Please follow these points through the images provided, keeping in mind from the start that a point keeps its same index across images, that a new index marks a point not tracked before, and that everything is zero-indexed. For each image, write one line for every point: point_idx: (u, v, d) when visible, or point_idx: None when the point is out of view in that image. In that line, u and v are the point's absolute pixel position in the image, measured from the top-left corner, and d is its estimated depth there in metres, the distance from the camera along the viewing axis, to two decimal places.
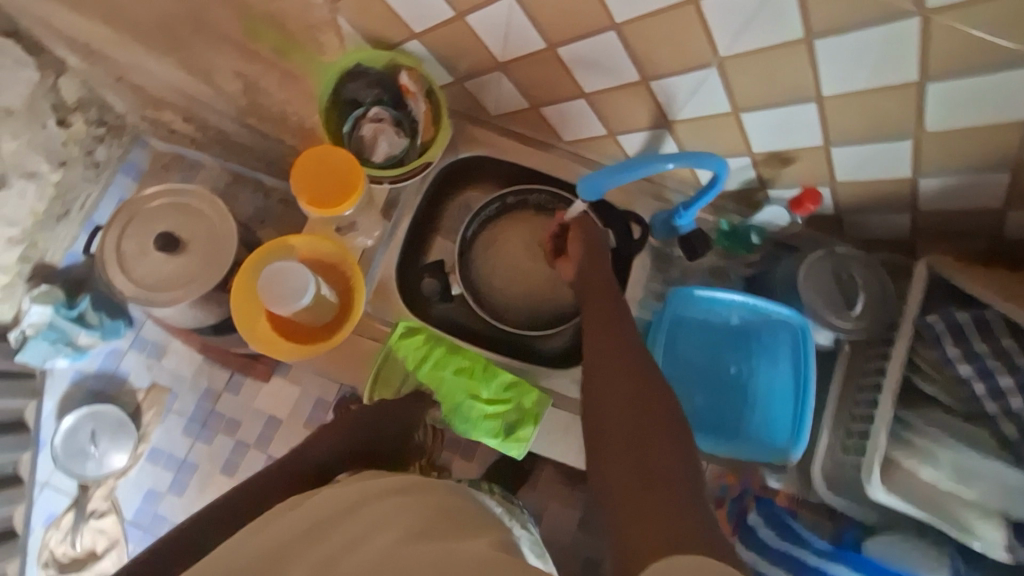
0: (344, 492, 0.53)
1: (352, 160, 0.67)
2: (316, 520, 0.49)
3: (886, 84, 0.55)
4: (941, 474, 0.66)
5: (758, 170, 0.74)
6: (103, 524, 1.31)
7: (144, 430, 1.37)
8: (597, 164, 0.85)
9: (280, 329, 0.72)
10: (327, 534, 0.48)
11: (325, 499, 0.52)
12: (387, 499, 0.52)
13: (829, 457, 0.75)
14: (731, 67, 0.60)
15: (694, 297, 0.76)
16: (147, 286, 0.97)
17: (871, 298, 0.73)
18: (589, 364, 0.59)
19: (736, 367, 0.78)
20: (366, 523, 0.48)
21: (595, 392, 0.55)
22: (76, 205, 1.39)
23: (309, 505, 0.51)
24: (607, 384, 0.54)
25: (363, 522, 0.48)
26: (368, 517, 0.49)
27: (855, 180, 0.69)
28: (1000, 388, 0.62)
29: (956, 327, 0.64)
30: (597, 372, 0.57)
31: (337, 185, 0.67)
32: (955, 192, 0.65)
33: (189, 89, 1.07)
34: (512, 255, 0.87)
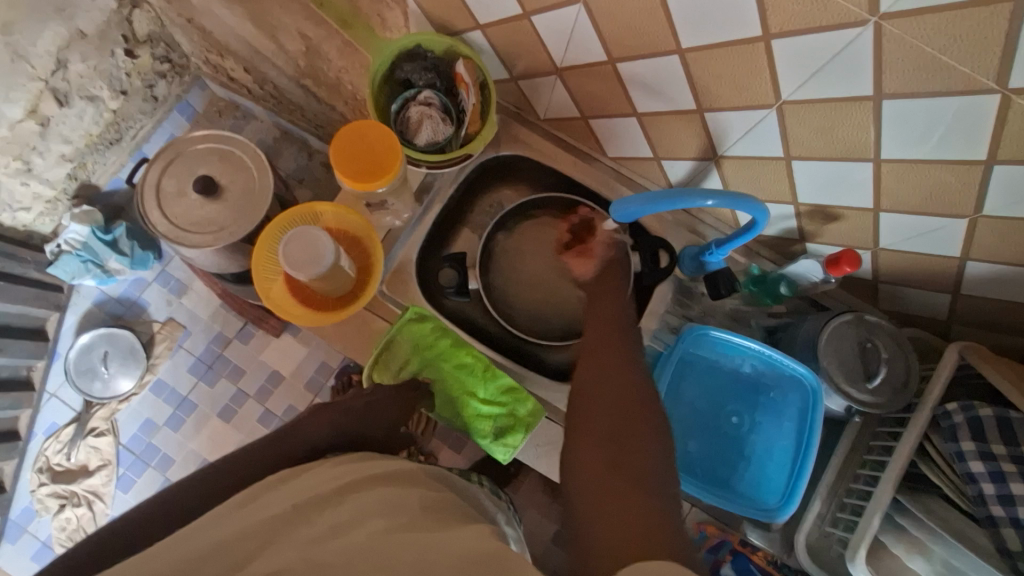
0: (334, 474, 0.55)
1: (392, 139, 0.66)
2: (302, 501, 0.50)
3: (950, 158, 0.53)
4: (930, 569, 0.64)
5: (800, 222, 0.72)
6: (99, 443, 1.35)
7: (153, 362, 1.40)
8: (637, 184, 0.84)
9: (295, 294, 0.73)
10: (315, 516, 0.48)
11: (313, 480, 0.53)
12: (372, 485, 0.52)
13: (815, 527, 0.73)
14: (790, 112, 0.58)
15: (709, 338, 0.75)
16: (178, 225, 0.99)
17: (892, 374, 0.70)
18: (580, 394, 0.57)
19: (738, 418, 0.76)
20: (345, 507, 0.49)
21: (582, 424, 0.53)
22: (128, 134, 1.43)
23: (296, 487, 0.52)
24: (601, 422, 0.53)
25: (347, 506, 0.49)
26: (351, 500, 0.50)
27: (898, 251, 0.67)
28: (1010, 494, 0.57)
29: (975, 422, 0.61)
30: (591, 405, 0.55)
31: (372, 161, 0.66)
32: (1003, 281, 0.62)
33: (252, 41, 1.09)
34: (535, 263, 0.86)
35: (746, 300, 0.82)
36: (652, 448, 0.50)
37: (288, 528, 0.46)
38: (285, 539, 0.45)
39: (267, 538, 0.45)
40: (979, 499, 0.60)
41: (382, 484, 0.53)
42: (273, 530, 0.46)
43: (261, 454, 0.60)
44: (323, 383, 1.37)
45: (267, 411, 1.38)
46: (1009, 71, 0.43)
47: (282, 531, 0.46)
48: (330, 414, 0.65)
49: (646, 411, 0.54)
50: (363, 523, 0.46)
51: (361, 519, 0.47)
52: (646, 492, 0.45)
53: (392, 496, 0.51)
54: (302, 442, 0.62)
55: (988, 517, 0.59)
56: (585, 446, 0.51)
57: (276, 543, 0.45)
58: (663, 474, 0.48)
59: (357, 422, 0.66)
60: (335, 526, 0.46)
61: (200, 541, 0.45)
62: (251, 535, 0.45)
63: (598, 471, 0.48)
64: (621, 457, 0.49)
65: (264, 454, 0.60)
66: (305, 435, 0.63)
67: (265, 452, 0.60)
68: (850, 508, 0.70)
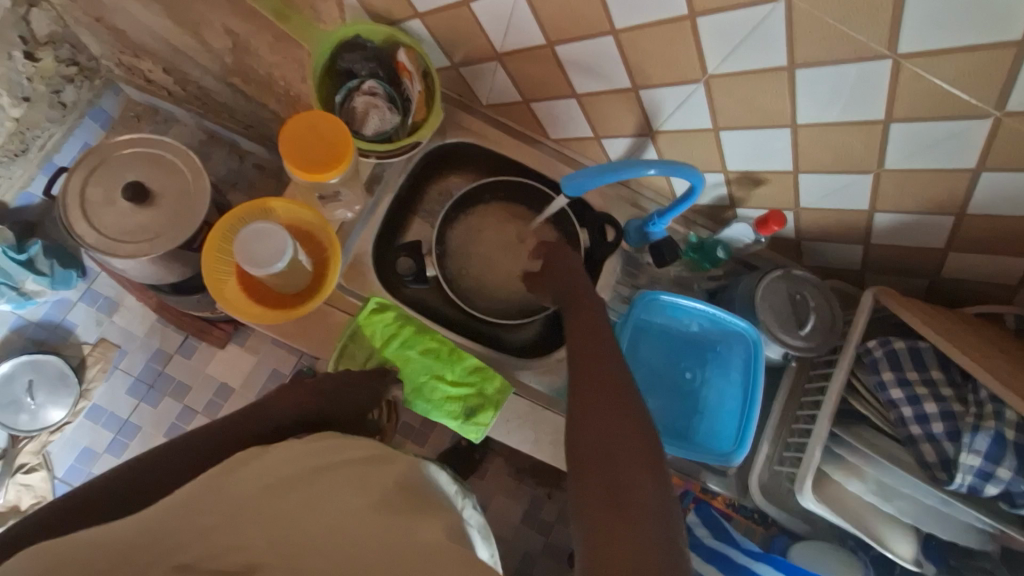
0: (308, 450, 0.56)
1: (345, 137, 0.66)
2: (274, 482, 0.50)
3: (853, 119, 0.59)
4: (867, 488, 0.71)
5: (730, 189, 0.78)
6: (31, 480, 1.25)
7: (87, 386, 1.32)
8: (580, 163, 0.87)
9: (249, 292, 0.72)
10: (285, 494, 0.49)
11: (285, 458, 0.54)
12: (346, 468, 0.55)
13: (766, 467, 0.80)
14: (716, 86, 0.63)
15: (660, 304, 0.81)
16: (109, 235, 0.93)
17: (821, 320, 0.77)
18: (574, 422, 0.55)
19: (691, 373, 0.82)
20: (318, 489, 0.51)
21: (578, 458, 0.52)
22: (35, 145, 1.31)
23: (271, 459, 0.53)
24: (593, 454, 0.51)
25: (317, 490, 0.51)
26: (324, 483, 0.51)
27: (817, 209, 0.74)
28: (925, 413, 0.66)
29: (892, 355, 0.69)
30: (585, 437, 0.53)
31: (324, 156, 0.66)
32: (905, 228, 0.71)
33: (173, 39, 1.04)
34: (489, 243, 0.89)
35: (687, 266, 0.87)
36: (642, 481, 0.48)
37: (263, 510, 0.47)
38: (261, 516, 0.46)
39: (244, 512, 0.46)
40: (900, 421, 0.68)
41: (351, 469, 0.55)
42: (248, 508, 0.46)
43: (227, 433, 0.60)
44: None
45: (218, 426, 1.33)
46: (899, 36, 0.49)
47: (257, 509, 0.47)
48: (295, 397, 0.65)
49: (638, 435, 0.52)
50: (336, 505, 0.49)
51: (335, 498, 0.50)
52: (647, 534, 0.44)
53: (365, 482, 0.53)
54: (265, 423, 0.62)
55: (908, 436, 0.67)
56: (582, 479, 0.50)
57: (252, 521, 0.45)
58: (661, 509, 0.47)
59: (323, 406, 0.66)
60: (308, 504, 0.49)
61: (178, 530, 0.43)
62: (225, 510, 0.46)
63: (593, 509, 0.47)
64: (614, 494, 0.47)
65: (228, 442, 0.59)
66: (272, 415, 0.63)
67: (235, 427, 0.61)
68: (794, 445, 0.78)
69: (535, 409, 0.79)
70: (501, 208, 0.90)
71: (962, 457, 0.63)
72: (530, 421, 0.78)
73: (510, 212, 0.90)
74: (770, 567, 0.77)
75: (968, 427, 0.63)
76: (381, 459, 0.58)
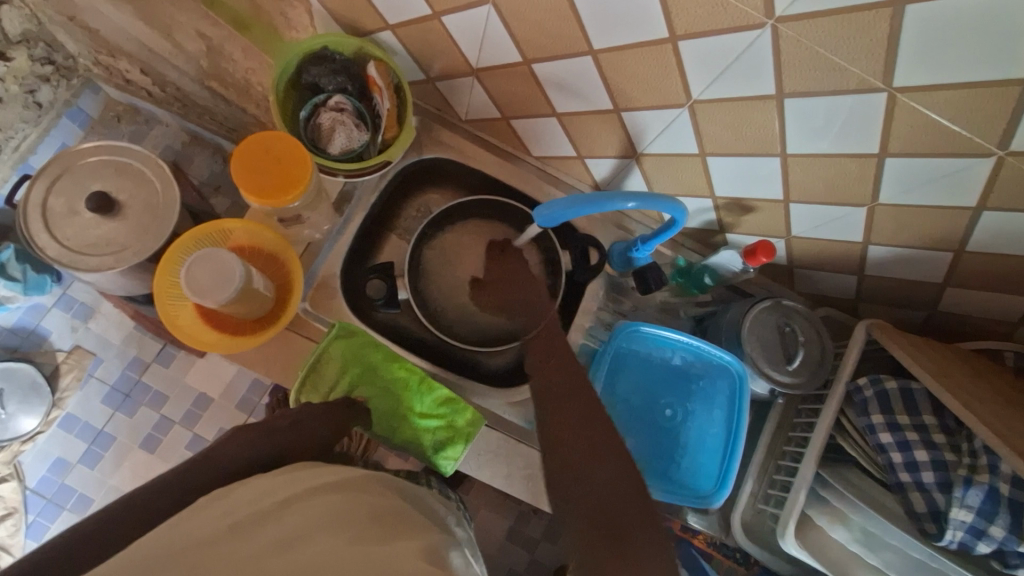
0: (272, 487, 0.51)
1: (300, 167, 0.62)
2: (238, 521, 0.45)
3: (847, 151, 0.55)
4: (851, 536, 0.68)
5: (719, 215, 0.74)
6: (1, 490, 1.22)
7: (60, 396, 1.27)
8: (564, 182, 0.83)
9: (206, 319, 0.68)
10: (252, 533, 0.44)
11: (249, 497, 0.49)
12: (314, 497, 0.50)
13: (750, 505, 0.76)
14: (701, 111, 0.59)
15: (640, 334, 0.76)
16: (73, 247, 0.90)
17: (808, 356, 0.74)
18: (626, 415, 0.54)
19: (671, 410, 0.77)
20: (290, 522, 0.45)
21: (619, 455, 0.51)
22: (9, 147, 1.26)
23: (237, 499, 0.48)
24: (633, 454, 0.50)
25: (289, 521, 0.46)
26: (294, 514, 0.46)
27: (809, 239, 0.70)
28: (915, 460, 0.62)
29: (883, 395, 0.65)
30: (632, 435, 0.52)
31: (275, 184, 0.62)
32: (901, 262, 0.67)
33: (146, 41, 0.99)
34: (470, 266, 0.85)
35: (675, 291, 0.84)
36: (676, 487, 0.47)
37: (215, 550, 0.41)
38: (222, 558, 0.40)
39: (200, 558, 0.40)
40: (889, 467, 0.64)
41: (328, 493, 0.51)
42: (190, 543, 0.42)
43: (181, 480, 0.53)
44: (258, 401, 1.30)
45: (195, 437, 1.29)
46: (894, 69, 0.45)
47: (209, 547, 0.41)
48: (253, 436, 0.59)
49: None
50: (307, 539, 0.44)
51: (306, 534, 0.44)
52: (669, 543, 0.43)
53: (338, 507, 0.49)
54: (222, 468, 0.55)
55: (898, 482, 0.64)
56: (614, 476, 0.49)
57: (193, 559, 0.40)
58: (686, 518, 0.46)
59: (287, 440, 0.61)
60: (276, 542, 0.43)
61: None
62: (165, 548, 0.41)
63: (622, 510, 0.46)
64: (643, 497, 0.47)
65: (177, 484, 0.52)
66: (227, 457, 0.56)
67: (190, 475, 0.53)
68: (779, 484, 0.74)
69: (508, 441, 0.75)
70: (482, 228, 0.86)
71: (953, 511, 0.59)
72: (503, 455, 0.75)
73: (489, 231, 0.86)
74: None
75: (960, 480, 0.59)
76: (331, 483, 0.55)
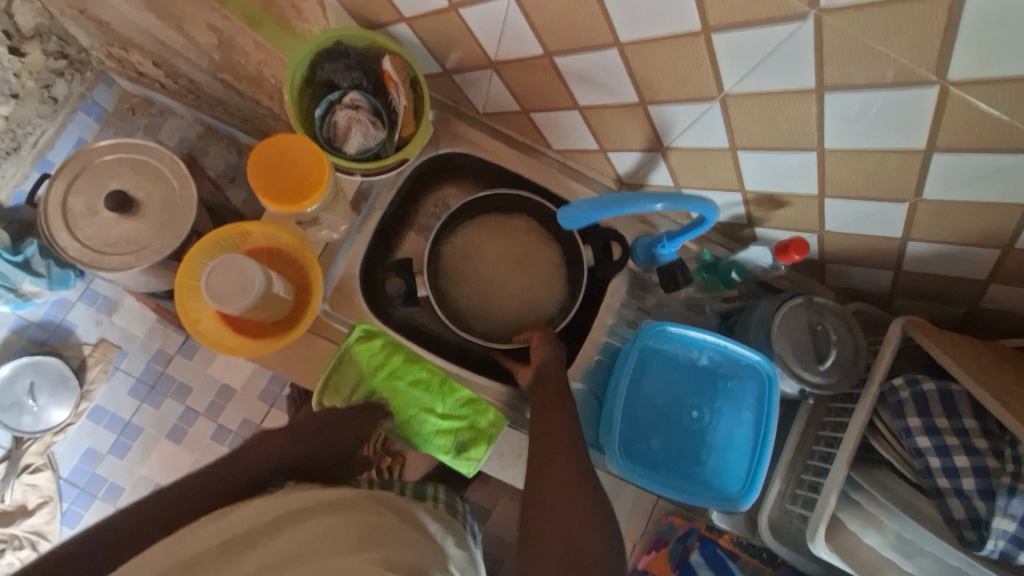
0: (273, 502, 0.52)
1: (320, 188, 0.61)
2: (230, 539, 0.47)
3: (892, 145, 0.52)
4: (884, 541, 0.66)
5: (748, 209, 0.71)
6: (36, 480, 1.25)
7: (88, 388, 1.30)
8: (585, 176, 0.81)
9: (228, 324, 0.68)
10: (242, 555, 0.45)
11: (248, 512, 0.50)
12: (307, 518, 0.49)
13: (777, 505, 0.75)
14: (734, 105, 0.56)
15: (667, 334, 0.74)
16: (93, 248, 0.90)
17: (842, 355, 0.72)
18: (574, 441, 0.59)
19: (698, 412, 0.75)
20: (280, 543, 0.46)
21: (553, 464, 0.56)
22: (28, 142, 1.27)
23: (237, 513, 0.50)
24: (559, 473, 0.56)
25: (279, 542, 0.46)
26: (287, 535, 0.47)
27: (843, 233, 0.67)
28: (955, 467, 0.60)
29: (920, 397, 0.63)
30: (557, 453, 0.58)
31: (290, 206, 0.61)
32: (941, 258, 0.64)
33: (157, 35, 0.98)
34: (492, 259, 0.83)
35: (701, 287, 0.81)
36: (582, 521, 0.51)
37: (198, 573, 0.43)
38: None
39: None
40: (927, 472, 0.62)
41: (319, 514, 0.50)
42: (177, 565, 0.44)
43: (208, 480, 0.55)
44: (279, 392, 1.32)
45: (220, 427, 1.32)
46: (949, 62, 0.42)
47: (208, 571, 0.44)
48: (279, 441, 0.62)
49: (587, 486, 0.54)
50: (302, 563, 0.44)
51: (292, 556, 0.45)
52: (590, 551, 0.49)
53: (333, 527, 0.48)
54: (247, 472, 0.58)
55: (935, 488, 0.62)
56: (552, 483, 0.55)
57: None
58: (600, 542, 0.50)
59: (310, 448, 0.63)
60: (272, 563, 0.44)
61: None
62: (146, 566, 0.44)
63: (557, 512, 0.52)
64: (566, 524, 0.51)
65: (205, 485, 0.55)
66: (253, 463, 0.59)
67: (219, 476, 0.56)
68: (808, 484, 0.72)
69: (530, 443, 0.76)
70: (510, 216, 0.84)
71: (994, 520, 0.58)
72: None
73: (507, 224, 0.84)
74: None
75: (1003, 489, 0.58)
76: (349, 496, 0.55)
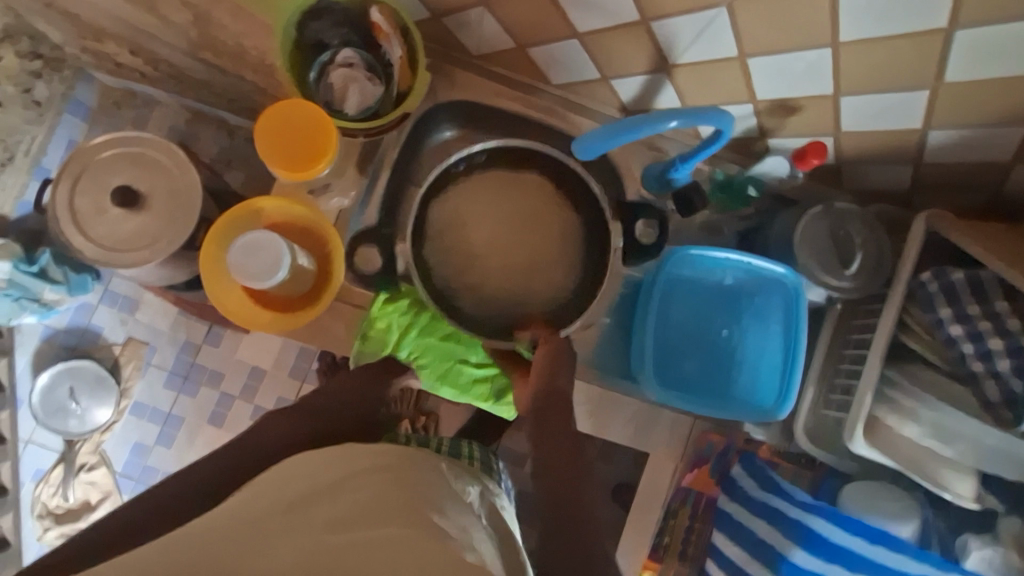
0: (327, 463, 0.55)
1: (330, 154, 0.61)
2: (293, 500, 0.50)
3: (910, 29, 0.50)
4: (921, 431, 0.67)
5: (761, 120, 0.69)
6: (94, 477, 1.30)
7: (125, 385, 1.33)
8: (589, 109, 0.79)
9: (256, 302, 0.70)
10: (306, 513, 0.48)
11: (306, 475, 0.54)
12: (366, 479, 0.52)
13: (811, 412, 0.76)
14: (742, 9, 0.54)
15: (689, 257, 0.74)
16: (108, 247, 0.91)
17: (866, 258, 0.72)
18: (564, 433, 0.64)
19: (727, 330, 0.75)
20: (340, 502, 0.49)
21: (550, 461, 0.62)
22: (21, 150, 1.24)
23: (294, 478, 0.53)
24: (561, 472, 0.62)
25: (340, 502, 0.49)
26: (345, 495, 0.50)
27: (861, 132, 0.66)
28: (988, 349, 0.61)
29: (949, 288, 0.63)
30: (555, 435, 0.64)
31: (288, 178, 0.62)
32: (963, 145, 0.62)
33: (130, 20, 0.95)
34: (484, 232, 0.75)
35: (717, 208, 0.80)
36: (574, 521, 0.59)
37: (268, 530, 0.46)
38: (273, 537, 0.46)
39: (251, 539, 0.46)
40: (960, 360, 0.63)
41: (375, 475, 0.53)
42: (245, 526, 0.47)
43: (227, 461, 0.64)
44: (308, 367, 1.34)
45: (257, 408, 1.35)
46: None
47: (270, 526, 0.47)
48: (287, 419, 0.68)
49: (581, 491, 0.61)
50: (361, 522, 0.47)
51: (353, 515, 0.48)
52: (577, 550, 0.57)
53: (386, 489, 0.51)
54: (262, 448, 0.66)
55: (970, 373, 0.63)
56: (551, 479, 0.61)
57: (244, 538, 0.46)
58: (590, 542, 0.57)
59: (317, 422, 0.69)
60: (330, 523, 0.47)
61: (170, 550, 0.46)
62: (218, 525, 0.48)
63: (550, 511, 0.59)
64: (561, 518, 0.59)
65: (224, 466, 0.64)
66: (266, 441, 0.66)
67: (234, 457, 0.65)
68: (840, 388, 0.73)
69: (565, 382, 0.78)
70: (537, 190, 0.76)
71: None
72: None
73: (501, 193, 0.75)
74: (823, 518, 0.67)
75: None
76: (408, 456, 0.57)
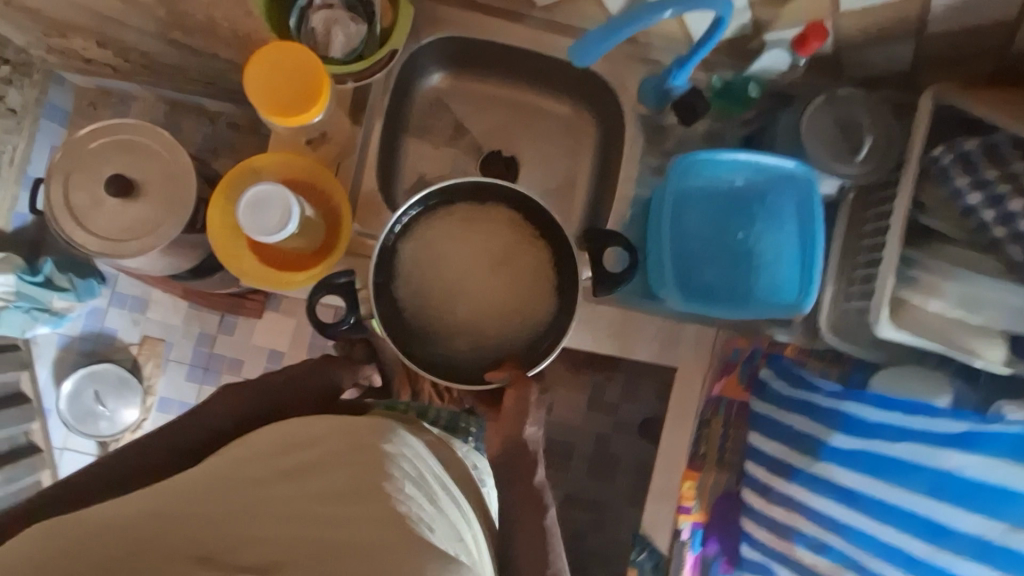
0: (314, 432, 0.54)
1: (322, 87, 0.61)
2: (285, 467, 0.50)
3: None
4: (949, 304, 0.66)
5: (755, 12, 0.67)
6: None
7: (148, 383, 1.34)
8: (576, 29, 0.77)
9: (270, 262, 0.69)
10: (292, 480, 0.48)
11: (293, 440, 0.53)
12: (359, 448, 0.51)
13: (834, 308, 0.76)
14: None
15: (696, 164, 0.73)
16: (112, 237, 0.90)
17: (877, 141, 0.70)
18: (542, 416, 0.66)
19: (743, 233, 0.76)
20: (326, 475, 0.48)
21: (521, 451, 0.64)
22: (5, 161, 1.18)
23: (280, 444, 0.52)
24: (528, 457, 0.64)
25: (325, 474, 0.48)
26: (330, 468, 0.49)
27: (859, 10, 0.64)
28: (1011, 212, 0.60)
29: (965, 157, 0.63)
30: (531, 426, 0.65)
31: (285, 123, 0.62)
32: (965, 7, 0.60)
33: (94, 5, 0.92)
34: (453, 266, 0.71)
35: (717, 115, 0.78)
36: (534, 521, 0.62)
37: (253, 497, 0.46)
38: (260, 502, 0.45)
39: (234, 502, 0.45)
40: (982, 227, 0.63)
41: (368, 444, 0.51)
42: (231, 487, 0.47)
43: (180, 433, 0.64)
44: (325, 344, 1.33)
45: None
46: None
47: (256, 489, 0.47)
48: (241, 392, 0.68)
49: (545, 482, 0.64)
50: (347, 496, 0.46)
51: (342, 487, 0.47)
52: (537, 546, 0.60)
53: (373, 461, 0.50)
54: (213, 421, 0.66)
55: (994, 241, 0.63)
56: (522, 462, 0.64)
57: (231, 498, 0.45)
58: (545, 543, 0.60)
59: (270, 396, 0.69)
60: (319, 494, 0.46)
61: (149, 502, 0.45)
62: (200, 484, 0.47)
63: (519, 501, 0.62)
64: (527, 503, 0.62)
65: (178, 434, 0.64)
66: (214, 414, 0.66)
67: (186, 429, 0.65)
68: (860, 279, 0.73)
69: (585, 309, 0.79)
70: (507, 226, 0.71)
71: None
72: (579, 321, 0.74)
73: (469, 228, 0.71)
74: (858, 402, 0.67)
75: None
76: (402, 432, 0.54)
